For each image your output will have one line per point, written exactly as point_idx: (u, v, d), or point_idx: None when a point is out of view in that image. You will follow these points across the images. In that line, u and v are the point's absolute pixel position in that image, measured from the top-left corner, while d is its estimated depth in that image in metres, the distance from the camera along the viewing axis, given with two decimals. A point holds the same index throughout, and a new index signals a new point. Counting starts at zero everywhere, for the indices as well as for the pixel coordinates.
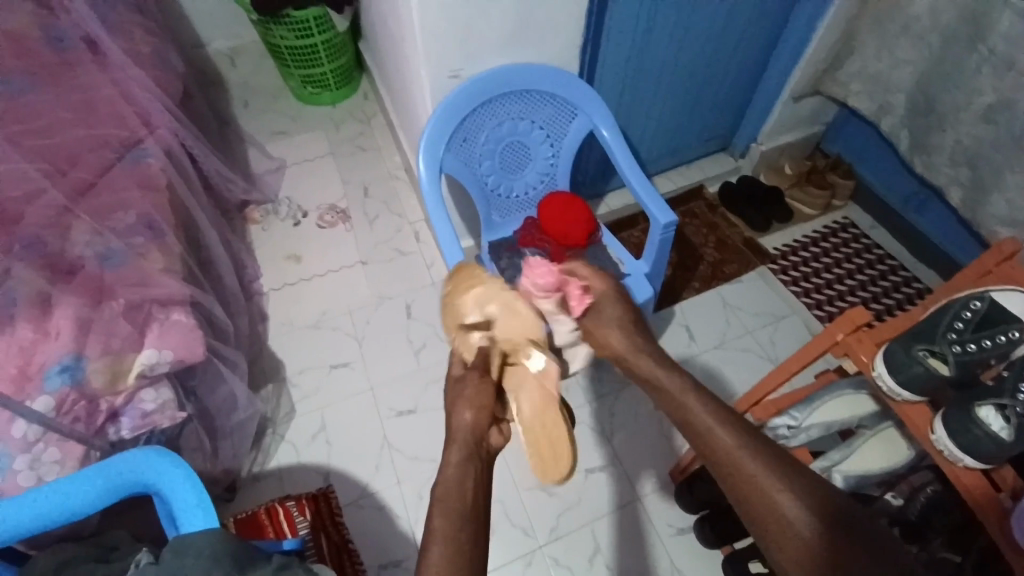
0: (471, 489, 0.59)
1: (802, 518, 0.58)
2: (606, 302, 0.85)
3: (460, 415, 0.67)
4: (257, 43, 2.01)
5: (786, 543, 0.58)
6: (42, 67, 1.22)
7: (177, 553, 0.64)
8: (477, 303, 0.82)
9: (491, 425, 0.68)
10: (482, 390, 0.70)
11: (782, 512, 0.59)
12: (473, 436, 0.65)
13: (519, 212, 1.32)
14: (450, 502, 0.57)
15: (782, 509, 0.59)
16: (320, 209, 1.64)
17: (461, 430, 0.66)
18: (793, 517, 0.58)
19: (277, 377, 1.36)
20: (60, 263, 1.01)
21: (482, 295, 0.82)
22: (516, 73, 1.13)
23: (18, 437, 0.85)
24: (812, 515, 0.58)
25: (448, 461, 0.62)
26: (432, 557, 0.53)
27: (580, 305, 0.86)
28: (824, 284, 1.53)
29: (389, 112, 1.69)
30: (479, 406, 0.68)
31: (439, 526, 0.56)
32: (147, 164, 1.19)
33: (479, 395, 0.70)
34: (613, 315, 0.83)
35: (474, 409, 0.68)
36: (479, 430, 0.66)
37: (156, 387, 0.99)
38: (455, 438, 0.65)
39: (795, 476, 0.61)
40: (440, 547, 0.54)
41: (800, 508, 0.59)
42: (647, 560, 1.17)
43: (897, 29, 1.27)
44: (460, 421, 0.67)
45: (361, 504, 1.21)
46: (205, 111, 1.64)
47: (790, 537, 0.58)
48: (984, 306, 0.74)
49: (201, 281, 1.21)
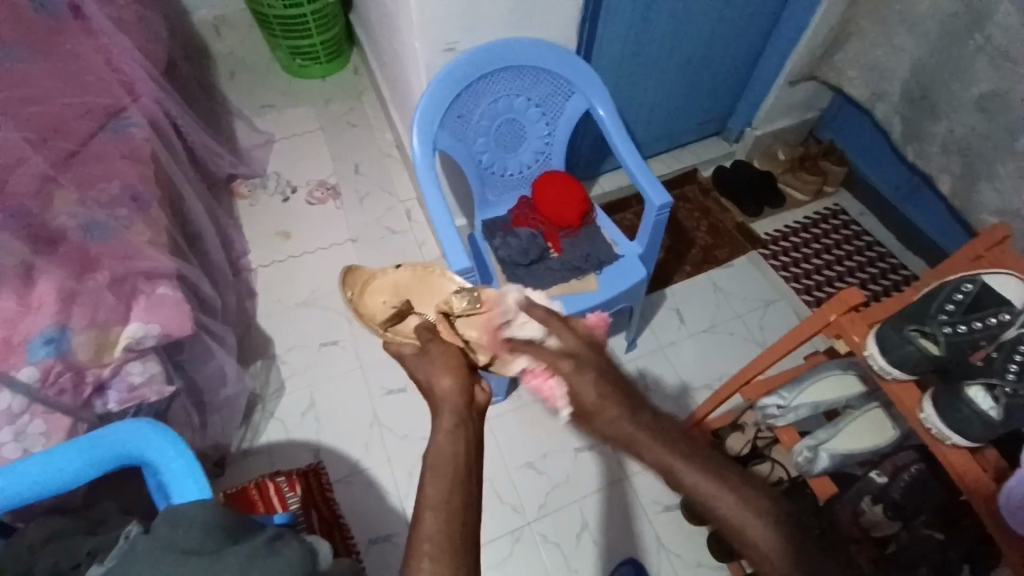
0: (468, 453, 0.55)
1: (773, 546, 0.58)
2: (580, 387, 0.58)
3: (437, 384, 0.60)
4: (244, 13, 1.96)
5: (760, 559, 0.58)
6: (25, 32, 1.18)
7: (170, 523, 0.64)
8: (388, 296, 0.76)
9: (476, 383, 0.61)
10: (455, 351, 0.63)
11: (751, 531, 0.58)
12: (463, 401, 0.59)
13: (514, 190, 1.32)
14: (442, 465, 0.53)
15: (758, 542, 0.58)
16: (310, 185, 1.62)
17: (445, 398, 0.59)
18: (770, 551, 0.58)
19: (265, 354, 1.35)
20: (43, 233, 0.98)
21: (387, 287, 0.77)
22: (514, 49, 1.12)
23: (1, 409, 0.83)
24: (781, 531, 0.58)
25: (437, 429, 0.56)
26: (424, 525, 0.50)
27: (552, 393, 0.60)
28: (813, 269, 1.54)
29: (381, 87, 1.66)
30: (457, 368, 0.61)
31: (431, 494, 0.52)
32: (132, 134, 1.16)
33: (451, 357, 0.62)
34: (585, 401, 0.58)
35: (454, 373, 0.60)
36: (467, 391, 0.59)
37: (144, 360, 0.97)
38: (439, 405, 0.58)
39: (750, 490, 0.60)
40: (431, 515, 0.51)
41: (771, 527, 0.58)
42: (636, 538, 1.18)
43: (895, 15, 1.26)
44: (440, 390, 0.59)
45: (349, 482, 1.21)
46: (191, 82, 1.60)
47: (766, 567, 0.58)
48: (975, 289, 0.74)
49: (188, 255, 1.19)
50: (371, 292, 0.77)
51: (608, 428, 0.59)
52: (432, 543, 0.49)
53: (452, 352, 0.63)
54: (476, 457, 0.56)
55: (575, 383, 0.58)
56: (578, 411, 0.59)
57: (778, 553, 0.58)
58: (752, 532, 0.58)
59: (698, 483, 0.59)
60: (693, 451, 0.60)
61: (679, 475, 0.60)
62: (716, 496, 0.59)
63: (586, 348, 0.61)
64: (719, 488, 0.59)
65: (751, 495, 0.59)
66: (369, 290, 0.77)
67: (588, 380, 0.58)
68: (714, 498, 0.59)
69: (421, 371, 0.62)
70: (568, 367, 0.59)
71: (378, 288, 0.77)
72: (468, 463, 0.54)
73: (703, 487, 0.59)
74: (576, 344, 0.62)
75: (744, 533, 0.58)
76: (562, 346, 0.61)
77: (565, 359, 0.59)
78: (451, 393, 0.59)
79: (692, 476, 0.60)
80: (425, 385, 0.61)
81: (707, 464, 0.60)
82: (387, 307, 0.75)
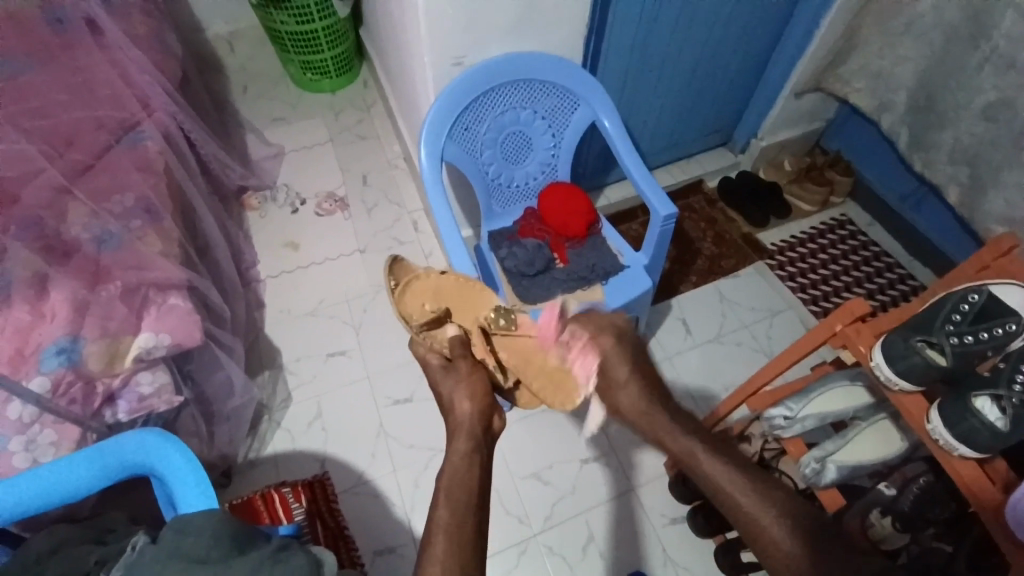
0: (479, 473, 0.61)
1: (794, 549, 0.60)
2: (612, 363, 0.72)
3: (458, 406, 0.67)
4: (255, 27, 1.99)
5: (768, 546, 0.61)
6: (42, 47, 1.21)
7: (177, 532, 0.64)
8: (430, 303, 0.74)
9: (492, 412, 0.69)
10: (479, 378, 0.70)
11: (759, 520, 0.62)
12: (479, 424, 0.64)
13: (520, 202, 1.32)
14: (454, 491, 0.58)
15: (779, 542, 0.60)
16: (318, 196, 1.63)
17: (463, 422, 0.66)
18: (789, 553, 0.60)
19: (273, 365, 1.36)
20: (56, 244, 1.00)
21: (428, 292, 0.75)
22: (519, 62, 1.13)
23: (12, 418, 0.85)
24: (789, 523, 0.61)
25: (453, 451, 0.63)
26: (437, 549, 0.54)
27: (585, 370, 0.72)
28: (820, 280, 1.53)
29: (389, 99, 1.68)
30: (481, 397, 0.68)
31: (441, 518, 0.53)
32: (145, 146, 1.18)
33: (477, 382, 0.69)
34: (618, 378, 0.71)
35: (474, 399, 0.67)
36: (485, 418, 0.67)
37: (153, 369, 0.98)
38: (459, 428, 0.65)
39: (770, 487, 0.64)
40: (442, 540, 0.55)
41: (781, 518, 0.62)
42: (642, 550, 1.18)
43: (899, 26, 1.27)
44: (459, 413, 0.67)
45: (355, 492, 1.21)
46: (203, 96, 1.63)
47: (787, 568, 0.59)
48: (982, 299, 0.75)
49: (199, 266, 1.21)
50: (411, 296, 0.74)
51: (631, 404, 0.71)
52: (445, 565, 0.53)
53: (478, 377, 0.70)
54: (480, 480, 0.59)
55: (611, 358, 0.72)
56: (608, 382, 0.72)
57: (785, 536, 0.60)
58: (771, 527, 0.61)
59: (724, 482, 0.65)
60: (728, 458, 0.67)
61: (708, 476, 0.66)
62: (739, 492, 0.64)
63: (625, 330, 0.76)
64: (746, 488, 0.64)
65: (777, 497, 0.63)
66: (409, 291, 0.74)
67: (619, 356, 0.72)
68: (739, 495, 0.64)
69: (446, 388, 0.70)
70: (608, 344, 0.73)
71: (418, 292, 0.75)
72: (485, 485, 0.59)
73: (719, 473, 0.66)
74: (613, 325, 0.76)
75: (762, 527, 0.61)
76: (605, 328, 0.75)
77: (605, 335, 0.74)
78: (470, 417, 0.66)
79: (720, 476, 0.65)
80: (448, 402, 0.69)
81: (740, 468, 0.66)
82: (427, 312, 0.74)
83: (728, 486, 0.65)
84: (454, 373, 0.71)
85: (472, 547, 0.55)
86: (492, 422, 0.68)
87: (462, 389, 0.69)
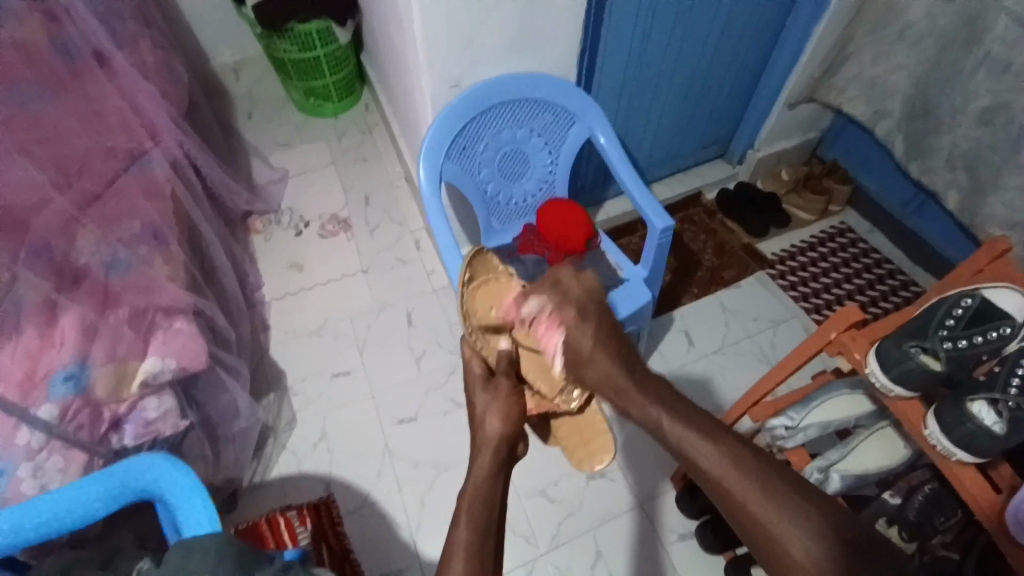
0: (500, 498, 0.61)
1: (816, 555, 0.53)
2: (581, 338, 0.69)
3: (488, 423, 0.68)
4: (260, 56, 2.03)
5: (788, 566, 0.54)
6: (38, 72, 1.17)
7: (182, 555, 0.65)
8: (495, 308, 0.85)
9: (518, 438, 0.69)
10: (513, 401, 0.70)
11: (780, 539, 0.54)
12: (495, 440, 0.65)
13: (519, 218, 1.33)
14: (474, 512, 0.58)
15: (790, 544, 0.53)
16: (321, 218, 1.66)
17: (488, 442, 0.66)
18: (808, 555, 0.53)
19: (279, 386, 1.37)
20: (65, 273, 1.02)
21: (497, 295, 0.85)
22: (512, 82, 1.15)
23: (23, 444, 0.86)
24: (817, 541, 0.53)
25: (475, 472, 0.63)
26: (453, 571, 0.54)
27: (552, 346, 0.71)
28: (822, 288, 1.53)
29: (389, 121, 1.71)
30: (509, 415, 0.68)
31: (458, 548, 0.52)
32: (155, 173, 1.23)
33: (510, 406, 0.69)
34: (582, 350, 0.68)
35: (505, 422, 0.67)
36: (507, 446, 0.67)
37: (160, 396, 1.00)
38: (480, 448, 0.66)
39: (786, 493, 0.56)
40: (461, 560, 0.55)
41: (805, 534, 0.53)
42: (652, 566, 1.17)
43: (891, 35, 1.28)
44: (488, 431, 0.67)
45: (362, 513, 1.21)
46: (208, 124, 1.66)
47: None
48: (976, 302, 0.76)
49: (205, 290, 1.23)
50: (482, 296, 0.86)
51: (599, 378, 0.67)
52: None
53: (514, 399, 0.71)
54: (487, 502, 0.59)
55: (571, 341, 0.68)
56: (577, 355, 0.69)
57: (810, 554, 0.53)
58: (781, 531, 0.54)
59: (721, 469, 0.57)
60: (720, 437, 0.60)
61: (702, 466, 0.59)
62: (746, 492, 0.56)
63: (592, 299, 0.72)
64: (741, 477, 0.57)
65: (783, 491, 0.56)
66: (482, 289, 0.87)
67: (587, 330, 0.69)
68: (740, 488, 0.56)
69: (481, 403, 0.71)
70: (572, 317, 0.70)
71: (488, 294, 0.86)
72: (490, 506, 0.59)
73: (725, 477, 0.57)
74: (582, 297, 0.72)
75: (769, 532, 0.54)
76: (571, 297, 0.72)
77: (568, 309, 0.70)
78: (498, 436, 0.66)
79: (719, 465, 0.58)
80: (479, 418, 0.69)
81: (736, 451, 0.58)
82: (490, 315, 0.84)
83: (724, 473, 0.58)
84: (491, 390, 0.72)
85: (484, 568, 0.55)
86: (517, 446, 0.69)
87: (493, 411, 0.69)
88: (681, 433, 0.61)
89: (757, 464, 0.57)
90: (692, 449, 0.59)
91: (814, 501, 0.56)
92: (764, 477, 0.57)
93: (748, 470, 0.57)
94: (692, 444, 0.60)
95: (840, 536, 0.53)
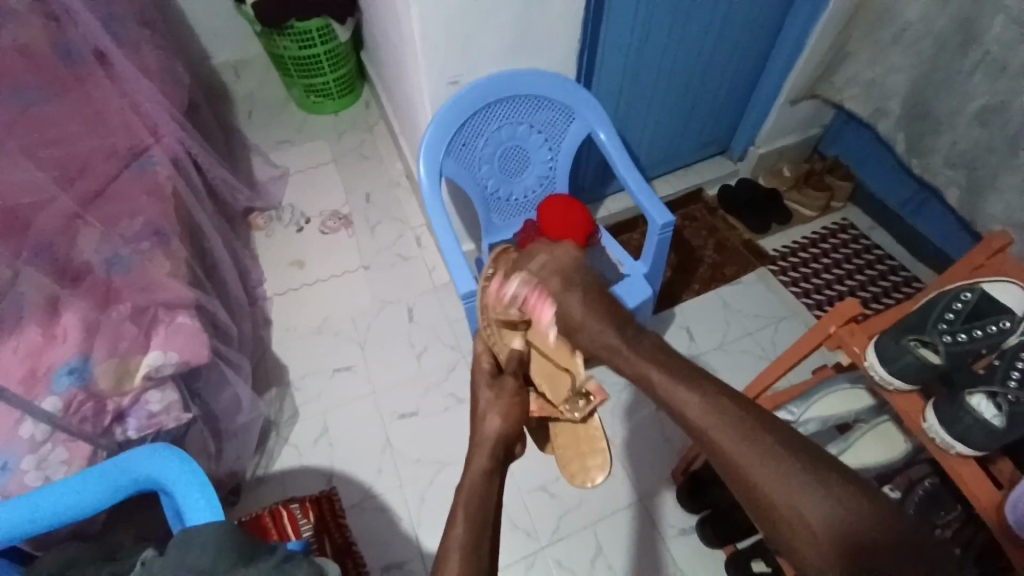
0: (497, 495, 0.61)
1: (807, 509, 0.49)
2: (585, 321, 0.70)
3: (488, 420, 0.68)
4: (261, 55, 2.04)
5: (779, 523, 0.51)
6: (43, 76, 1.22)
7: (182, 546, 0.65)
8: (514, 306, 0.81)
9: (517, 439, 0.69)
10: (517, 401, 0.70)
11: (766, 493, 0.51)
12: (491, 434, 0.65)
13: (519, 214, 1.34)
14: (471, 505, 0.58)
15: (775, 497, 0.50)
16: (323, 215, 1.66)
17: (488, 438, 0.66)
18: (798, 510, 0.50)
19: (279, 383, 1.38)
20: (68, 270, 1.03)
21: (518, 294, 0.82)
22: (511, 78, 1.15)
23: (25, 437, 0.87)
24: (806, 494, 0.50)
25: (474, 467, 0.63)
26: (451, 563, 0.54)
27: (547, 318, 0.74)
28: (823, 284, 1.54)
29: (389, 119, 1.72)
30: (509, 415, 0.68)
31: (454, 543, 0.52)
32: (155, 172, 1.21)
33: (512, 405, 0.70)
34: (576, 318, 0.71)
35: (505, 419, 0.68)
36: (507, 443, 0.67)
37: (162, 388, 1.00)
38: (479, 443, 0.66)
39: (772, 447, 0.52)
40: (457, 557, 0.55)
41: (792, 488, 0.50)
42: (653, 560, 1.17)
43: (890, 34, 1.28)
44: (486, 430, 0.67)
45: (362, 508, 1.22)
46: (211, 122, 1.67)
47: (814, 549, 0.49)
48: (975, 297, 0.77)
49: (206, 286, 1.23)
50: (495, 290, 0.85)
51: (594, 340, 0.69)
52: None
53: (517, 399, 0.71)
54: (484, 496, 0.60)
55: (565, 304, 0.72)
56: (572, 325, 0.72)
57: (802, 509, 0.50)
58: (768, 486, 0.51)
59: (706, 421, 0.54)
60: (704, 389, 0.56)
61: (687, 420, 0.55)
62: (735, 446, 0.53)
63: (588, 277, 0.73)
64: (728, 432, 0.53)
65: (770, 445, 0.52)
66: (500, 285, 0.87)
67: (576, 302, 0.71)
68: (728, 442, 0.53)
69: (483, 399, 0.70)
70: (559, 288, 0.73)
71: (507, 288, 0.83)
72: (486, 499, 0.60)
73: (711, 432, 0.54)
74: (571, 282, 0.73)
75: (757, 486, 0.51)
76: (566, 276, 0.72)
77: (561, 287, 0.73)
78: (498, 434, 0.66)
79: (702, 418, 0.54)
80: (480, 413, 0.69)
81: (722, 404, 0.55)
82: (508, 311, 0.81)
83: (709, 425, 0.54)
84: (495, 387, 0.72)
85: (479, 565, 0.55)
86: (514, 446, 0.69)
87: (494, 409, 0.69)
88: (670, 391, 0.57)
89: (745, 416, 0.54)
90: (679, 402, 0.56)
91: (806, 455, 0.52)
92: (752, 431, 0.53)
93: (734, 420, 0.54)
94: (677, 396, 0.56)
95: (827, 488, 0.50)
